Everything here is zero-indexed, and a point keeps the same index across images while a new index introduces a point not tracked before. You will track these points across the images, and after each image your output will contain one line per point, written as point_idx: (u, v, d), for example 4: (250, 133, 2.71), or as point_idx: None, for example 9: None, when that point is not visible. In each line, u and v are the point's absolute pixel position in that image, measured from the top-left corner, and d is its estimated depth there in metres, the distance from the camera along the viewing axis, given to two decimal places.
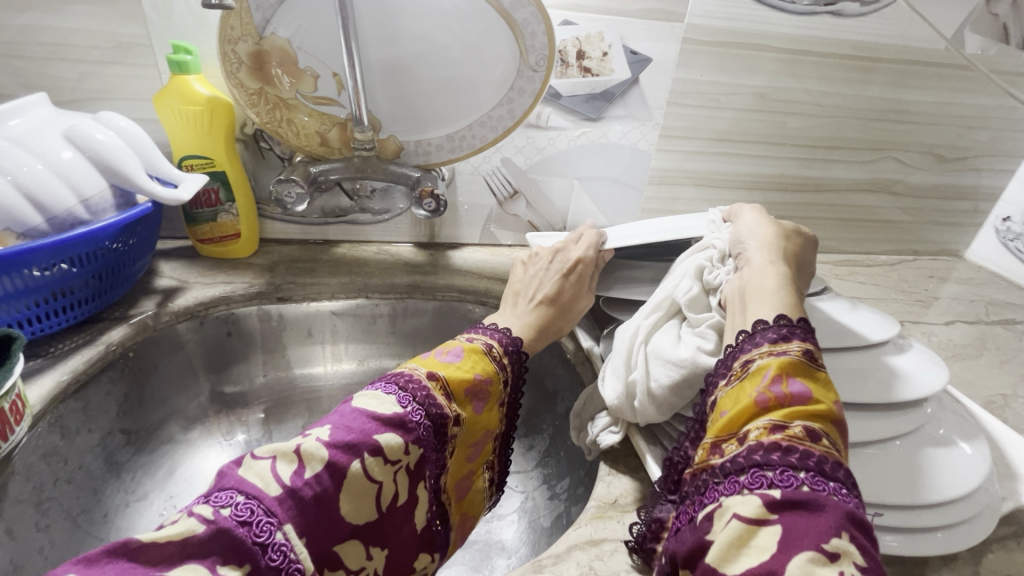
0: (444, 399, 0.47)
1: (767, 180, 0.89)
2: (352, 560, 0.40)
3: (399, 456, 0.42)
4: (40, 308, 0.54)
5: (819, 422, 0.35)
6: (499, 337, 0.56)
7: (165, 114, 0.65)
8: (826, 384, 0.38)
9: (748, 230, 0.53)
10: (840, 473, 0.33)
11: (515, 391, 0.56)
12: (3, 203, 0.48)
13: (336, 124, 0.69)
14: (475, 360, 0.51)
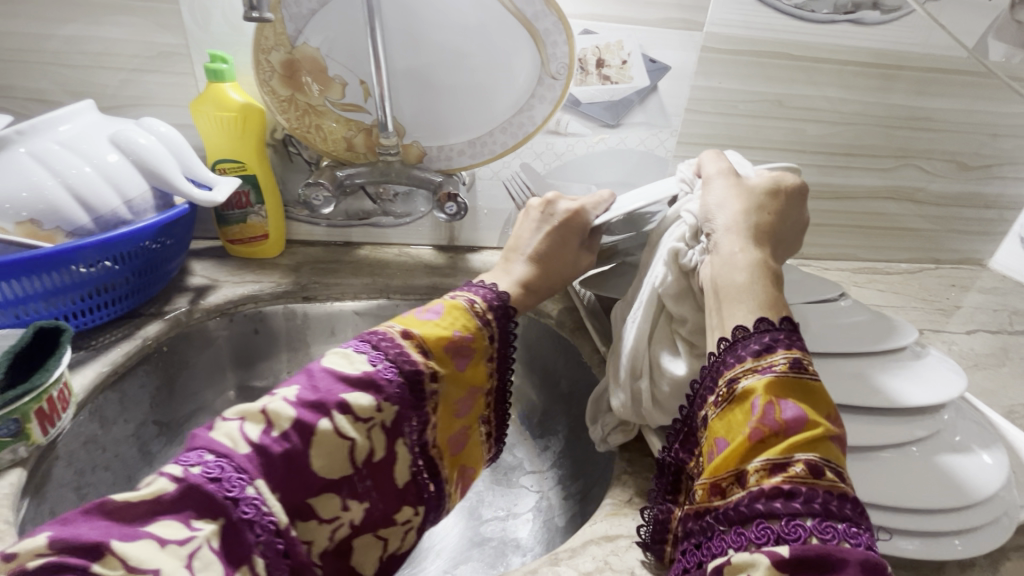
0: (420, 355, 0.48)
1: None
2: (327, 510, 0.43)
3: (371, 414, 0.44)
4: (84, 303, 0.57)
5: (817, 451, 0.35)
6: (487, 293, 0.56)
7: (201, 120, 0.68)
8: (817, 397, 0.38)
9: (719, 200, 0.48)
10: (845, 512, 0.33)
11: (505, 347, 0.56)
12: (54, 203, 0.51)
13: (362, 130, 0.72)
14: (456, 316, 0.52)
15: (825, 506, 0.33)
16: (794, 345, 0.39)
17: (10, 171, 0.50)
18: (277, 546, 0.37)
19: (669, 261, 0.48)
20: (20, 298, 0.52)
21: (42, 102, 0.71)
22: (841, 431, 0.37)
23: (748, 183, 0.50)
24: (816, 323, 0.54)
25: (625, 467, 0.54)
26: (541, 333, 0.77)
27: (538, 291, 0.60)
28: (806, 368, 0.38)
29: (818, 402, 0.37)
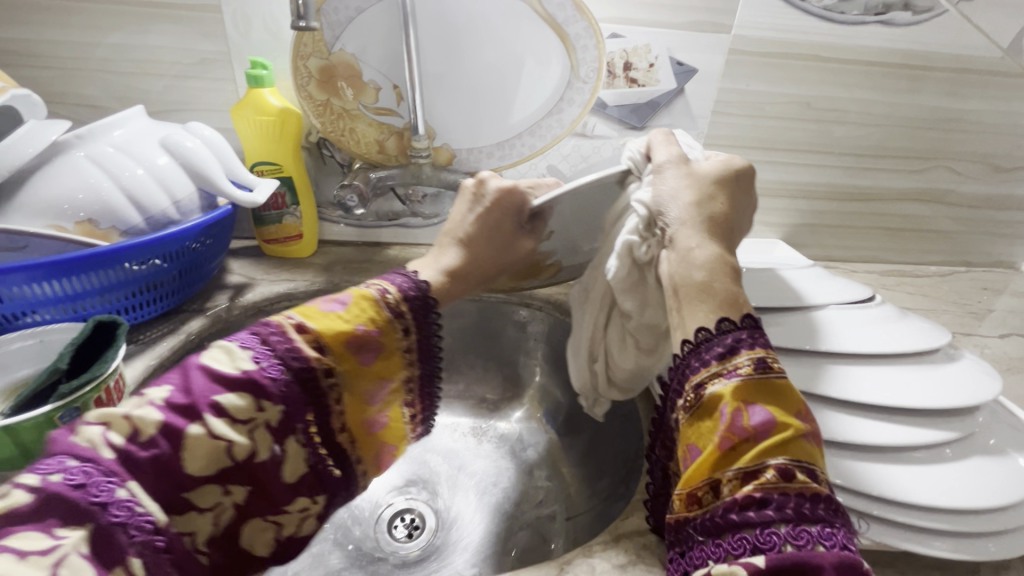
0: (314, 352, 0.44)
1: (813, 188, 0.89)
2: (206, 500, 0.40)
3: (251, 414, 0.41)
4: (133, 299, 0.59)
5: (787, 454, 0.36)
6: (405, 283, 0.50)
7: (241, 124, 0.70)
8: (783, 395, 0.38)
9: (671, 191, 0.47)
10: (817, 513, 0.34)
11: (428, 336, 0.51)
12: (110, 204, 0.53)
13: (394, 133, 0.74)
14: (363, 307, 0.47)
15: (797, 511, 0.34)
16: (759, 344, 0.40)
17: (69, 173, 0.52)
18: (157, 543, 0.35)
19: (621, 254, 0.48)
20: (76, 293, 0.54)
21: (90, 107, 0.75)
22: (811, 426, 0.37)
23: (695, 168, 0.49)
24: (846, 325, 0.54)
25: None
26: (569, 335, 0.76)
27: (464, 280, 0.54)
28: (772, 364, 0.39)
29: (786, 400, 0.38)
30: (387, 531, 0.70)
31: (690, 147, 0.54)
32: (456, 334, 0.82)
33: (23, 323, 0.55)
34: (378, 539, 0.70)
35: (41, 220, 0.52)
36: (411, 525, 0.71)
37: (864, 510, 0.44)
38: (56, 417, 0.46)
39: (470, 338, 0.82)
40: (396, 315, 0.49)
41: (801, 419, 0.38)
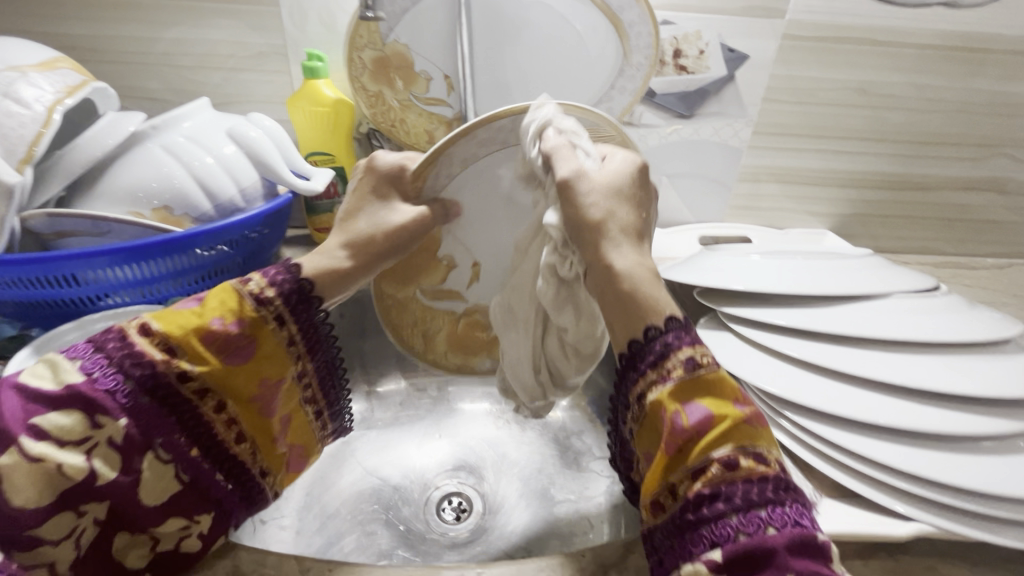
0: (164, 355, 0.40)
1: (864, 177, 0.87)
2: (54, 532, 0.37)
3: (84, 431, 0.37)
4: (200, 284, 0.61)
5: (728, 443, 0.35)
6: (279, 278, 0.44)
7: (296, 114, 0.72)
8: (720, 382, 0.37)
9: (581, 203, 0.42)
10: (765, 494, 0.34)
11: (311, 328, 0.46)
12: (182, 191, 0.56)
13: (443, 122, 0.75)
14: (225, 301, 0.42)
15: (746, 497, 0.34)
16: (688, 339, 0.39)
17: (145, 161, 0.55)
18: None
19: (544, 275, 0.46)
20: (150, 277, 0.57)
21: (151, 101, 0.78)
22: (750, 409, 0.37)
23: (604, 165, 0.45)
24: (909, 313, 0.54)
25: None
26: None
27: (372, 270, 0.49)
28: (705, 358, 0.38)
29: (723, 389, 0.37)
30: (436, 513, 0.71)
31: (586, 133, 0.47)
32: None
33: (101, 306, 0.57)
34: (427, 521, 0.70)
35: (122, 207, 0.54)
36: (458, 508, 0.72)
37: (937, 499, 0.43)
38: None
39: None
40: (265, 310, 0.43)
41: (739, 406, 0.37)
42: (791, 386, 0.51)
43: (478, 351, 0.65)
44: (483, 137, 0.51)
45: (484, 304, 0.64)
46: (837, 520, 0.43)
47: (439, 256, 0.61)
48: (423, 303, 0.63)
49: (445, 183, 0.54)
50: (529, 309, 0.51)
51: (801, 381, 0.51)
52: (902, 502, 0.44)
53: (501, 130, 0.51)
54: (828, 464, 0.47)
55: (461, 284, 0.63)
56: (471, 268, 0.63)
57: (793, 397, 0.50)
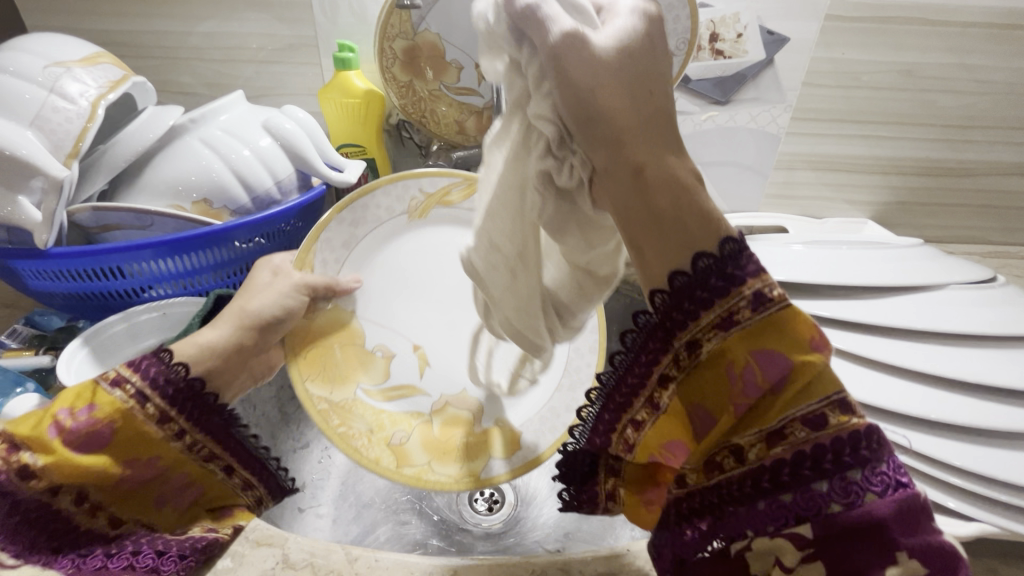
0: (4, 454, 0.39)
1: (908, 164, 0.84)
2: None
3: None
4: (237, 276, 0.62)
5: (810, 396, 0.31)
6: (148, 367, 0.42)
7: (328, 106, 0.72)
8: (795, 318, 0.32)
9: (582, 79, 0.33)
10: (858, 454, 0.31)
11: (181, 407, 0.43)
12: (221, 184, 0.56)
13: (474, 112, 0.74)
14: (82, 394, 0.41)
15: (835, 460, 0.31)
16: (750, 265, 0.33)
17: (185, 155, 0.56)
18: None
19: (537, 186, 0.37)
20: (191, 270, 0.57)
21: (186, 95, 0.79)
22: (828, 350, 0.32)
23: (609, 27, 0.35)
24: (966, 305, 0.52)
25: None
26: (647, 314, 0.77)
27: (250, 350, 0.50)
28: (769, 291, 0.32)
29: (801, 330, 0.32)
30: (468, 505, 0.72)
31: None
32: None
33: (145, 298, 0.58)
34: (460, 512, 0.71)
35: (162, 200, 0.55)
36: (490, 499, 0.72)
37: (1000, 499, 0.42)
38: None
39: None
40: (123, 394, 0.41)
41: (816, 345, 0.32)
42: (836, 379, 0.49)
43: (457, 456, 0.58)
44: (348, 221, 0.57)
45: (449, 394, 0.62)
46: None
47: (371, 348, 0.60)
48: (375, 407, 0.59)
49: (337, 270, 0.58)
50: (512, 242, 0.40)
51: (846, 373, 0.49)
52: (955, 499, 0.43)
53: (366, 209, 0.57)
54: None
55: (411, 377, 0.62)
56: (413, 354, 0.63)
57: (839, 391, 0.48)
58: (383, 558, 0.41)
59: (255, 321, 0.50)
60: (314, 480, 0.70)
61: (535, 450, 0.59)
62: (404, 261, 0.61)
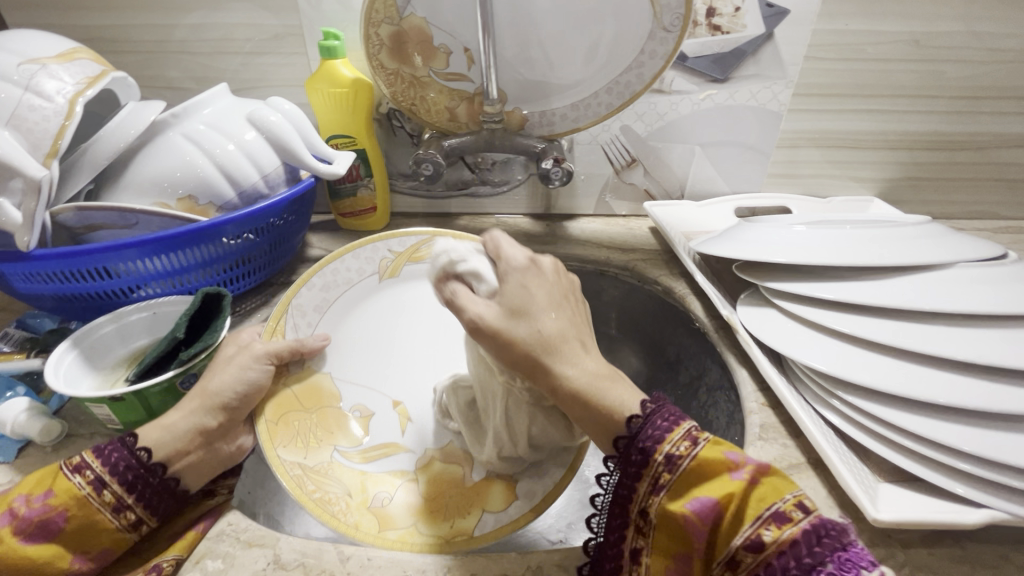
0: None
1: (915, 138, 0.81)
2: None
3: None
4: (228, 273, 0.62)
5: (745, 521, 0.34)
6: (110, 452, 0.41)
7: (315, 97, 0.70)
8: (709, 462, 0.36)
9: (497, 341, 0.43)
10: (804, 562, 0.32)
11: (142, 492, 0.41)
12: (206, 180, 0.55)
13: (465, 99, 0.73)
14: (41, 481, 0.39)
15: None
16: (664, 427, 0.38)
17: (168, 151, 0.54)
18: None
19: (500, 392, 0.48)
20: (180, 268, 0.57)
21: (173, 89, 0.77)
22: (746, 477, 0.35)
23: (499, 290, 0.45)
24: (974, 282, 0.50)
25: (774, 421, 0.51)
26: (646, 300, 0.76)
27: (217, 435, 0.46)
28: (686, 443, 0.37)
29: (711, 466, 0.36)
30: None
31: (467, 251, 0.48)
32: None
33: (134, 298, 0.57)
34: None
35: (146, 198, 0.54)
36: None
37: (1006, 483, 0.40)
38: (177, 382, 0.47)
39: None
40: (81, 480, 0.39)
41: (735, 473, 0.35)
42: (842, 363, 0.48)
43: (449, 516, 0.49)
44: (320, 284, 0.61)
45: (436, 449, 0.57)
46: (897, 506, 0.40)
47: (348, 409, 0.58)
48: (353, 469, 0.53)
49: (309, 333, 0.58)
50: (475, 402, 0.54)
51: (851, 357, 0.49)
52: (966, 485, 0.40)
53: (336, 272, 0.62)
54: (882, 445, 0.44)
55: (391, 435, 0.58)
56: (392, 411, 0.60)
57: (844, 375, 0.47)
58: (377, 557, 0.40)
59: (216, 401, 0.47)
60: None
61: (530, 501, 0.52)
62: (379, 323, 0.65)
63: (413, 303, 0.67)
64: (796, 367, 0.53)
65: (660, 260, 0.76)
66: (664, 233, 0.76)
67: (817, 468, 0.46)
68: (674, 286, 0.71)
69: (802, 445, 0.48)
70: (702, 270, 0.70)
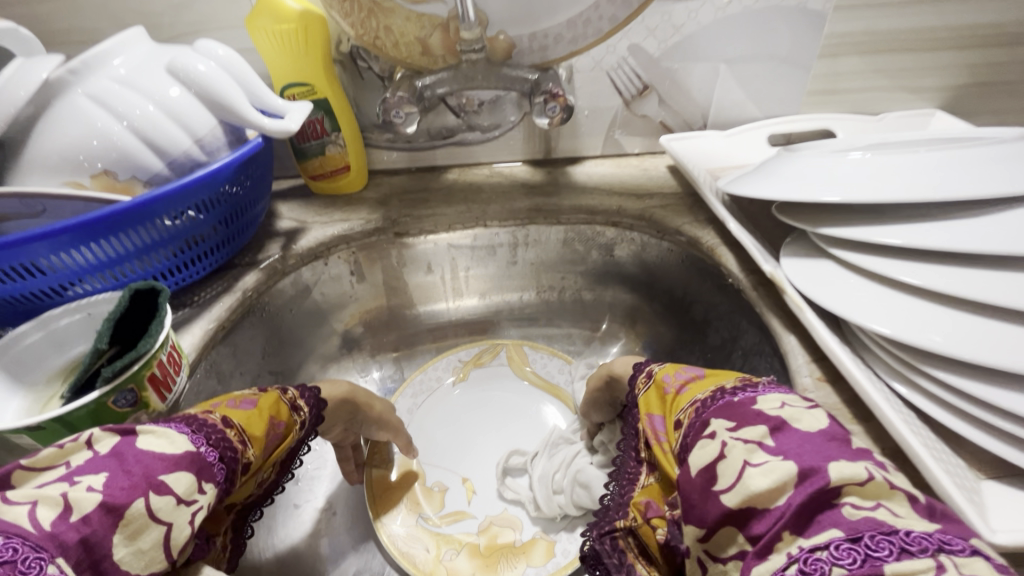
0: (239, 446, 0.38)
1: (993, 31, 0.66)
2: None
3: (195, 497, 0.33)
4: (178, 258, 0.53)
5: (678, 412, 0.39)
6: (307, 397, 0.46)
7: (259, 38, 0.58)
8: (655, 387, 0.43)
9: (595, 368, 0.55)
10: (701, 412, 0.36)
11: (311, 435, 0.46)
12: (125, 151, 0.46)
13: (438, 26, 0.61)
14: (273, 405, 0.42)
15: (694, 425, 0.36)
16: (635, 376, 0.46)
17: (73, 117, 0.44)
18: None
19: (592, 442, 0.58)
20: (114, 258, 0.48)
21: None
22: (677, 381, 0.41)
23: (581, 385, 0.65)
24: None
25: (836, 401, 0.41)
26: (667, 255, 0.65)
27: (348, 425, 0.53)
28: (644, 380, 0.45)
29: (657, 393, 0.42)
30: None
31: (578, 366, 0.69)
32: (531, 264, 0.73)
33: (68, 298, 0.49)
34: None
35: (56, 178, 0.45)
36: None
37: None
38: (109, 401, 0.39)
39: (571, 267, 0.73)
40: (298, 416, 0.44)
41: (671, 387, 0.41)
42: (912, 326, 0.39)
43: (503, 565, 0.54)
44: (411, 392, 0.70)
45: (494, 515, 0.59)
46: (1012, 520, 0.32)
47: (430, 484, 0.61)
48: (432, 530, 0.57)
49: (411, 425, 0.67)
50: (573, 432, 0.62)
51: (933, 319, 0.39)
52: None
53: (424, 381, 0.71)
54: (978, 431, 0.36)
55: (459, 503, 0.60)
56: (460, 485, 0.61)
57: (912, 341, 0.38)
58: None
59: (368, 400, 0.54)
60: (309, 470, 0.63)
61: (567, 557, 0.55)
62: (456, 414, 0.68)
63: (481, 382, 0.70)
64: (858, 333, 0.44)
65: (682, 205, 0.65)
66: (685, 172, 0.65)
67: (894, 459, 0.37)
68: (702, 236, 0.61)
69: (874, 432, 0.39)
70: (734, 215, 0.59)
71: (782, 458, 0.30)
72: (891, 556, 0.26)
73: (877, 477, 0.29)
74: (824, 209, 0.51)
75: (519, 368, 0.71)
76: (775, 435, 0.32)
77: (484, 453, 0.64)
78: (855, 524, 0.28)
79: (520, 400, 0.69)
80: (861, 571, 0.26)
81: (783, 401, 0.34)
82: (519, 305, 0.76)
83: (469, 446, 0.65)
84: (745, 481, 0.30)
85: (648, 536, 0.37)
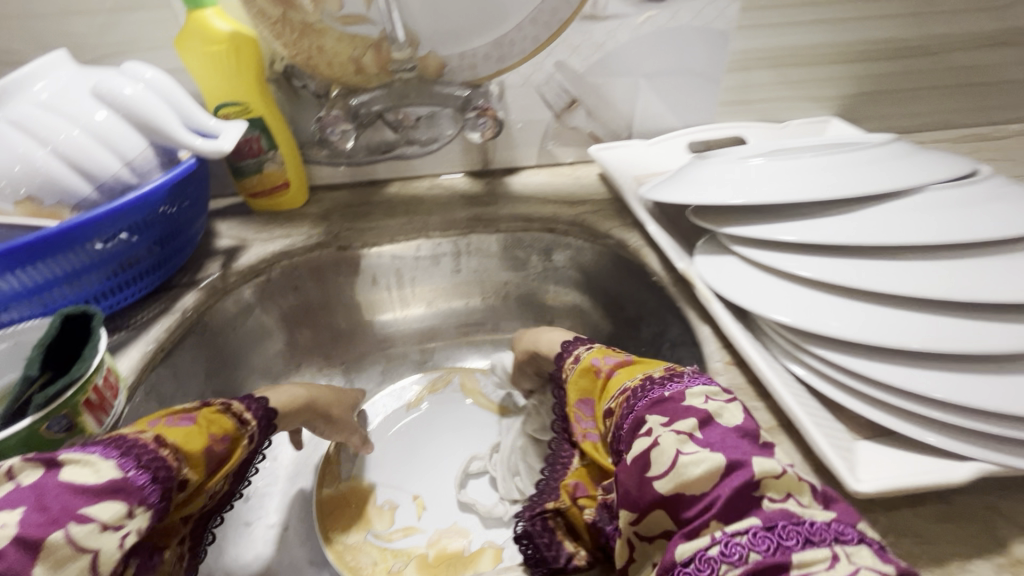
0: (177, 464, 0.38)
1: (875, 47, 0.75)
2: None
3: (123, 521, 0.34)
4: (113, 280, 0.52)
5: (608, 399, 0.42)
6: (253, 408, 0.46)
7: (190, 59, 0.58)
8: (584, 371, 0.46)
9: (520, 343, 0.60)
10: (634, 402, 0.39)
11: (259, 446, 0.47)
12: (51, 176, 0.45)
13: (370, 46, 0.62)
14: (214, 420, 0.42)
15: (626, 415, 0.39)
16: (563, 358, 0.49)
17: None
18: None
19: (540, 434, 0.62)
20: (41, 284, 0.48)
21: None
22: (605, 367, 0.45)
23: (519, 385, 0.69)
24: (945, 208, 0.46)
25: (743, 382, 0.46)
26: (599, 257, 0.70)
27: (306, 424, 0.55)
28: (570, 363, 0.48)
29: (587, 377, 0.46)
30: None
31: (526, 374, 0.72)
32: (474, 271, 0.76)
33: None
34: None
35: None
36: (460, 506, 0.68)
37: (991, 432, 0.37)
38: (43, 427, 0.39)
39: (511, 273, 0.76)
40: (246, 428, 0.45)
41: (600, 373, 0.45)
42: (802, 311, 0.45)
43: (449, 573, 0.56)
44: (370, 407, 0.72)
45: (443, 528, 0.60)
46: (879, 472, 0.38)
47: (381, 503, 0.63)
48: (380, 546, 0.59)
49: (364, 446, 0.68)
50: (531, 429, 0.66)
51: (819, 303, 0.45)
52: (933, 433, 0.38)
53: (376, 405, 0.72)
54: (859, 401, 0.41)
55: (409, 520, 0.61)
56: (411, 503, 0.63)
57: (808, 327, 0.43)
58: None
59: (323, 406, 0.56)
60: (259, 487, 0.64)
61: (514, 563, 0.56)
62: (409, 437, 0.69)
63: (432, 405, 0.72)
64: (762, 322, 0.49)
65: (611, 210, 0.70)
66: (613, 179, 0.70)
67: (792, 430, 0.42)
68: (628, 239, 0.66)
69: (775, 407, 0.44)
70: (655, 218, 0.65)
71: (711, 450, 0.33)
72: (798, 545, 0.30)
73: (789, 472, 0.33)
74: (732, 209, 0.56)
75: (474, 395, 0.73)
76: (703, 428, 0.35)
77: (439, 471, 0.66)
78: (772, 515, 0.32)
79: (473, 424, 0.70)
80: (773, 558, 0.30)
81: (707, 396, 0.37)
82: (466, 312, 0.79)
83: (424, 463, 0.67)
84: (678, 469, 0.33)
85: (577, 515, 0.43)
